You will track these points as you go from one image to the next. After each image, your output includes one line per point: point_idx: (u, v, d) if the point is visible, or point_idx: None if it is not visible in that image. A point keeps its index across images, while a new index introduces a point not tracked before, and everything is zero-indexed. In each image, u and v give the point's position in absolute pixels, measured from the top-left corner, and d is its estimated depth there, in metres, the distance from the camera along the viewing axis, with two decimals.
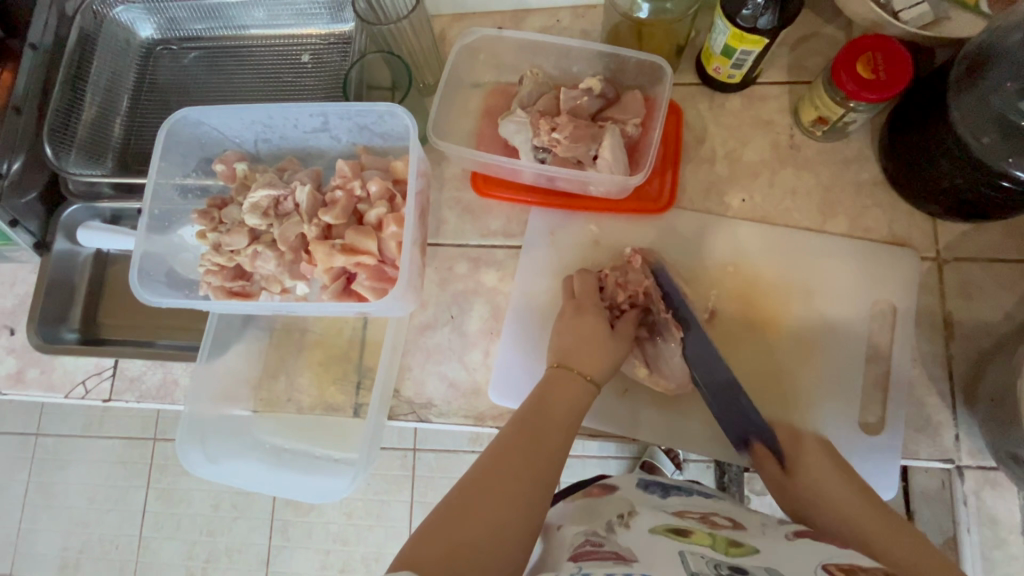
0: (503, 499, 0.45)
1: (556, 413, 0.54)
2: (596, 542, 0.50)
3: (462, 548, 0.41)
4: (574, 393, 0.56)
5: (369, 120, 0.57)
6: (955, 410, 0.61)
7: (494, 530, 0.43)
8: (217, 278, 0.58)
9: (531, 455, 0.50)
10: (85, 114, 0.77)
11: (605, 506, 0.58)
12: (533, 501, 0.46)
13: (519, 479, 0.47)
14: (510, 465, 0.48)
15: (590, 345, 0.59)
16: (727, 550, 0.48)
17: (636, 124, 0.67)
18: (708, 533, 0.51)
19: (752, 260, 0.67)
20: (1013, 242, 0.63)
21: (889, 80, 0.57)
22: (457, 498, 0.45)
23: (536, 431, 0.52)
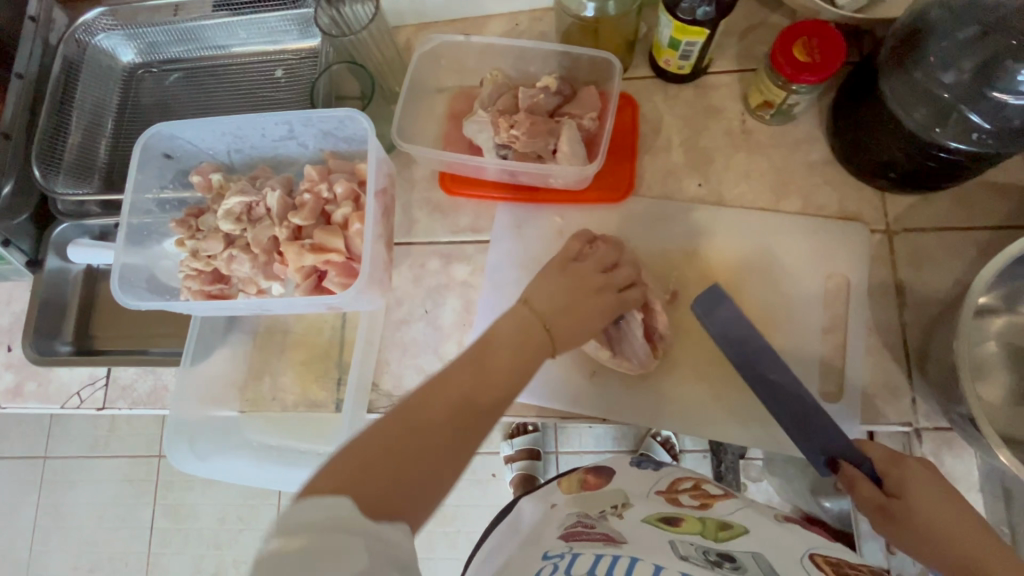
0: (440, 433, 0.45)
1: (510, 352, 0.53)
2: (588, 523, 0.52)
3: (393, 475, 0.41)
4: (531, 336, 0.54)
5: (332, 126, 0.61)
6: (910, 375, 0.63)
7: (428, 463, 0.43)
8: (196, 282, 0.61)
9: (477, 394, 0.49)
10: (71, 137, 0.81)
11: (598, 496, 0.59)
12: (468, 441, 0.46)
13: (460, 416, 0.47)
14: (453, 402, 0.47)
15: (561, 292, 0.58)
16: (717, 535, 0.49)
17: (592, 118, 0.70)
18: (699, 519, 0.52)
19: (711, 242, 0.69)
20: (958, 211, 0.66)
21: (824, 61, 0.60)
22: (396, 423, 0.44)
23: (490, 367, 0.51)
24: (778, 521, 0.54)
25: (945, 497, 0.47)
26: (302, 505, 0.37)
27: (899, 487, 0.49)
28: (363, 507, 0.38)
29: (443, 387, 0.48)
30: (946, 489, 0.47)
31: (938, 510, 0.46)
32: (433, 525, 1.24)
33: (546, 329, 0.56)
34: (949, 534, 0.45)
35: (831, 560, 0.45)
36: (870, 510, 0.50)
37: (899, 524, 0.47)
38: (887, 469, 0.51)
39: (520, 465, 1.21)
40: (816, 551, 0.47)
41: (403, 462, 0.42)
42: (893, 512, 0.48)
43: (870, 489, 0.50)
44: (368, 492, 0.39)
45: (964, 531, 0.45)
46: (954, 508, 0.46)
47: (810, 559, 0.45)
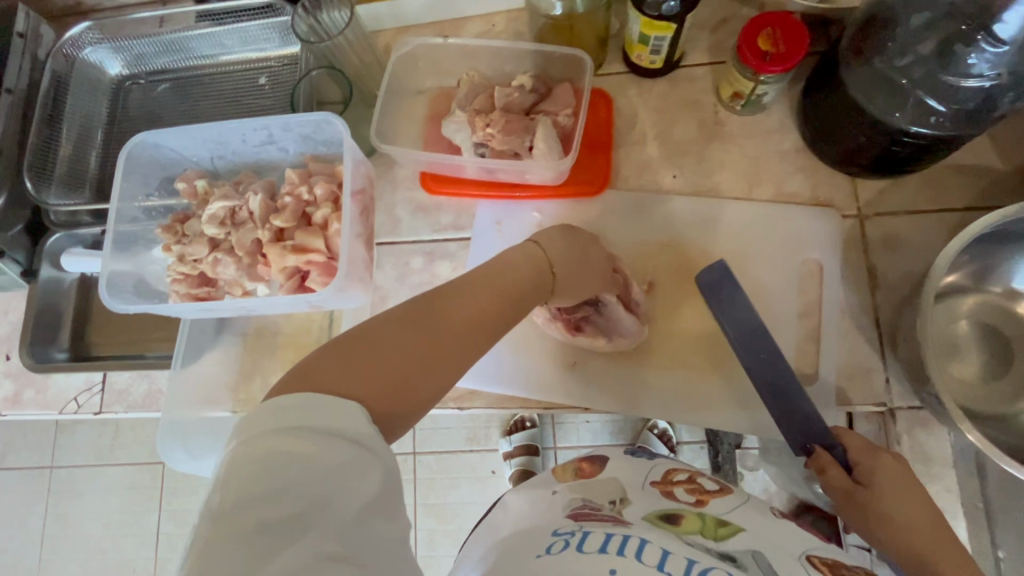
0: (441, 334, 0.45)
1: (514, 276, 0.53)
2: (594, 507, 0.54)
3: (391, 369, 0.41)
4: (534, 267, 0.56)
5: (310, 130, 0.62)
6: (884, 356, 0.64)
7: (425, 360, 0.43)
8: (183, 286, 0.63)
9: (481, 305, 0.49)
10: (62, 149, 0.83)
11: (598, 486, 0.59)
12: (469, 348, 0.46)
13: (465, 321, 0.47)
14: (458, 308, 0.47)
15: (565, 241, 0.61)
16: (716, 532, 0.50)
17: (566, 114, 0.72)
18: (697, 515, 0.52)
19: (687, 231, 0.71)
20: (928, 194, 0.67)
21: (788, 51, 0.61)
22: (400, 321, 0.44)
23: (497, 284, 0.51)
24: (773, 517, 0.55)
25: (914, 495, 0.51)
26: (299, 398, 0.38)
27: (872, 478, 0.53)
28: (358, 402, 0.39)
29: (448, 293, 0.48)
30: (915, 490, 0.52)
31: (906, 508, 0.51)
32: (434, 523, 1.25)
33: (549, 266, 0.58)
34: (907, 528, 0.50)
35: (828, 562, 0.46)
36: (838, 494, 0.54)
37: (865, 512, 0.52)
38: (861, 459, 0.54)
39: (519, 461, 1.22)
40: (815, 554, 0.48)
41: (402, 359, 0.42)
42: (860, 500, 0.52)
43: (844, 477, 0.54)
44: (367, 385, 0.40)
45: (921, 526, 0.50)
46: (916, 507, 0.51)
47: (807, 559, 0.46)
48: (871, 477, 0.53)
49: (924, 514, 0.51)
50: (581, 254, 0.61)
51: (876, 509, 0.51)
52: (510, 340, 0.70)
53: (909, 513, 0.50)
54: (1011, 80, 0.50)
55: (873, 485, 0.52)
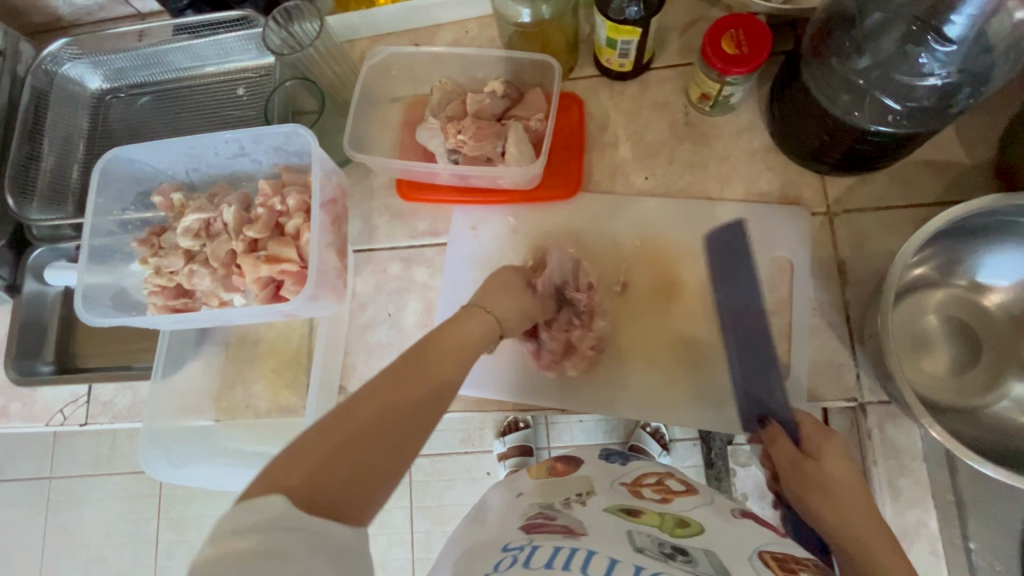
0: (387, 424, 0.44)
1: (458, 346, 0.53)
2: (549, 515, 0.53)
3: (339, 470, 0.40)
4: (480, 329, 0.56)
5: (281, 141, 0.63)
6: (854, 351, 0.65)
7: (370, 442, 0.42)
8: (160, 297, 0.64)
9: (425, 385, 0.48)
10: (44, 163, 0.85)
11: (568, 484, 0.60)
12: (417, 435, 0.46)
13: (410, 406, 0.46)
14: (402, 392, 0.46)
15: (506, 296, 0.61)
16: (674, 531, 0.50)
17: (538, 119, 0.73)
18: (658, 513, 0.53)
19: (658, 233, 0.71)
20: (895, 190, 0.68)
21: (751, 53, 0.62)
22: (342, 416, 0.43)
23: (434, 356, 0.51)
24: (734, 517, 0.55)
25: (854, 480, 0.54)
26: (247, 506, 0.36)
27: (819, 451, 0.57)
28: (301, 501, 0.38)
29: (391, 377, 0.47)
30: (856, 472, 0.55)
31: (844, 486, 0.53)
32: (430, 525, 1.26)
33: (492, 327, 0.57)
34: (839, 500, 0.53)
35: (778, 557, 0.46)
36: (786, 462, 0.58)
37: (804, 477, 0.56)
38: (812, 433, 0.58)
39: (512, 462, 1.22)
40: (766, 550, 0.48)
41: (343, 451, 0.41)
42: (804, 468, 0.56)
43: (791, 448, 0.58)
44: (306, 484, 0.39)
45: (853, 503, 0.52)
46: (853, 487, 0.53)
47: (759, 555, 0.46)
48: (817, 450, 0.57)
49: (861, 501, 0.52)
50: (519, 300, 0.61)
51: (814, 475, 0.55)
52: None
53: (844, 489, 0.53)
54: (962, 77, 0.53)
55: (818, 456, 0.56)
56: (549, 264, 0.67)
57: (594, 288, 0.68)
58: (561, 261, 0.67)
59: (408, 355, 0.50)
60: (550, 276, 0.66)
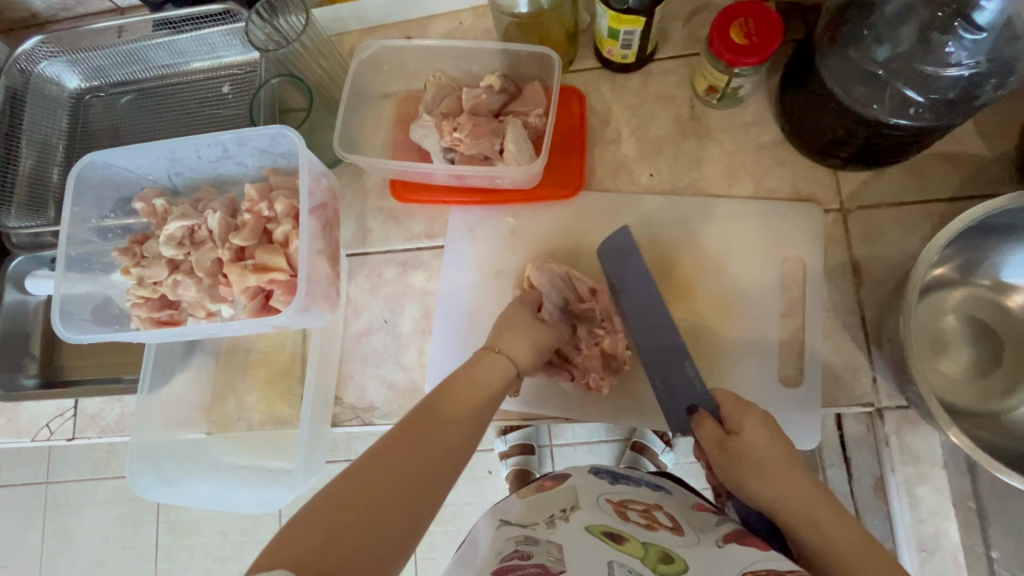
0: (399, 482, 0.42)
1: (470, 395, 0.52)
2: (524, 554, 0.50)
3: (349, 534, 0.38)
4: (495, 373, 0.55)
5: (266, 143, 0.60)
6: (870, 354, 0.62)
7: (382, 513, 0.40)
8: (144, 310, 0.61)
9: (438, 440, 0.47)
10: (22, 167, 0.81)
11: (551, 501, 0.60)
12: (432, 494, 0.44)
13: (424, 463, 0.45)
14: (413, 448, 0.45)
15: (519, 333, 0.59)
16: (656, 566, 0.48)
17: (537, 115, 0.69)
18: (642, 543, 0.51)
19: (664, 233, 0.68)
20: (911, 184, 0.65)
21: (762, 43, 0.59)
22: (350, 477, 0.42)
23: (447, 414, 0.49)
24: (718, 547, 0.52)
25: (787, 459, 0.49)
26: None
27: (741, 429, 0.51)
28: None
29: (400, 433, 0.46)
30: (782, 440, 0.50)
31: (773, 462, 0.49)
32: (432, 526, 1.24)
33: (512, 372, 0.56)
34: (775, 484, 0.48)
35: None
36: (710, 446, 0.53)
37: (731, 462, 0.51)
38: (732, 410, 0.53)
39: (515, 460, 1.17)
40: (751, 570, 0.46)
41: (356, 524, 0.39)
42: (729, 450, 0.51)
43: (715, 428, 0.53)
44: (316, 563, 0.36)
45: (799, 488, 0.47)
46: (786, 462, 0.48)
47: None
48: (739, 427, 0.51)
49: (799, 474, 0.48)
50: (535, 333, 0.60)
51: (740, 457, 0.50)
52: None
53: (778, 468, 0.48)
54: (991, 66, 0.50)
55: (742, 434, 0.51)
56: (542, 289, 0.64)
57: (598, 291, 0.64)
58: (552, 280, 0.64)
59: (417, 412, 0.49)
60: (550, 301, 0.64)
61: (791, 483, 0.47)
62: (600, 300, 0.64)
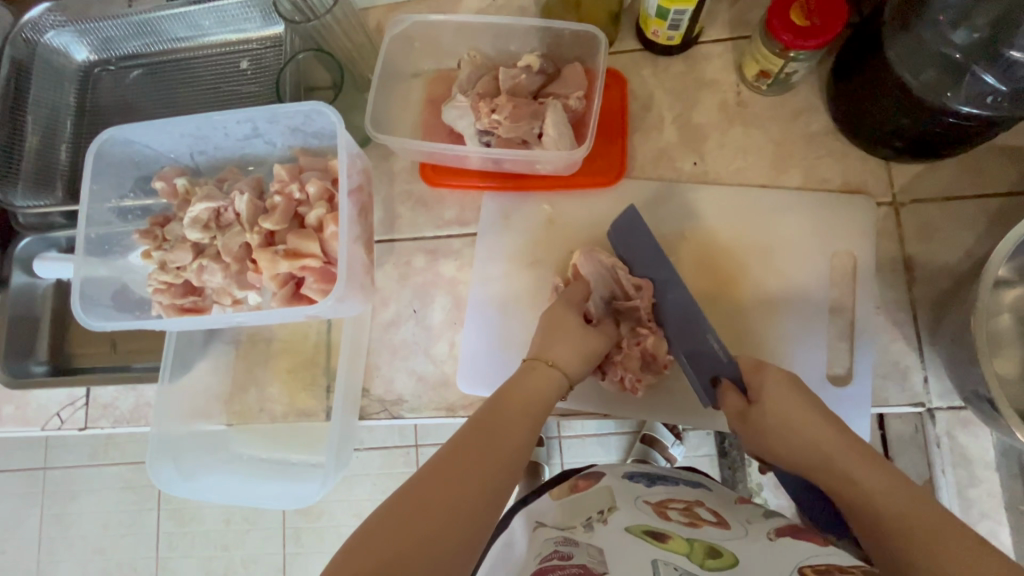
0: (455, 500, 0.42)
1: (517, 408, 0.52)
2: (564, 554, 0.47)
3: (408, 552, 0.38)
4: (542, 385, 0.54)
5: (299, 121, 0.56)
6: (922, 353, 0.61)
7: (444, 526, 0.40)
8: (167, 296, 0.58)
9: (490, 453, 0.46)
10: (29, 141, 0.77)
11: (587, 503, 0.56)
12: (488, 511, 0.43)
13: (478, 478, 0.44)
14: (466, 464, 0.45)
15: (563, 338, 0.57)
16: (704, 562, 0.44)
17: (578, 98, 0.66)
18: (687, 541, 0.47)
19: (708, 225, 0.66)
20: (967, 179, 0.63)
21: (824, 25, 0.55)
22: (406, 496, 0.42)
23: (501, 424, 0.49)
24: (771, 539, 0.47)
25: (796, 410, 0.51)
26: None
27: (761, 394, 0.53)
28: None
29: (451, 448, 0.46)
30: (803, 396, 0.51)
31: (798, 420, 0.50)
32: None
33: (562, 380, 0.56)
34: (805, 444, 0.49)
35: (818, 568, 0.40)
36: (734, 417, 0.55)
37: (758, 429, 0.52)
38: (751, 375, 0.55)
39: None
40: (807, 564, 0.41)
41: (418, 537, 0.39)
42: (752, 418, 0.53)
43: (736, 400, 0.55)
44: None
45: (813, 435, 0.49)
46: (813, 420, 0.50)
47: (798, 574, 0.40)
48: (759, 392, 0.53)
49: (814, 423, 0.49)
50: (583, 341, 0.58)
51: (765, 422, 0.51)
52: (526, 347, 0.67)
53: (807, 426, 0.49)
54: None
55: (763, 398, 0.53)
56: (587, 276, 0.62)
57: (644, 288, 0.61)
58: (597, 269, 0.62)
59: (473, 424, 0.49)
60: (597, 293, 0.62)
61: (818, 439, 0.49)
62: (645, 298, 0.61)
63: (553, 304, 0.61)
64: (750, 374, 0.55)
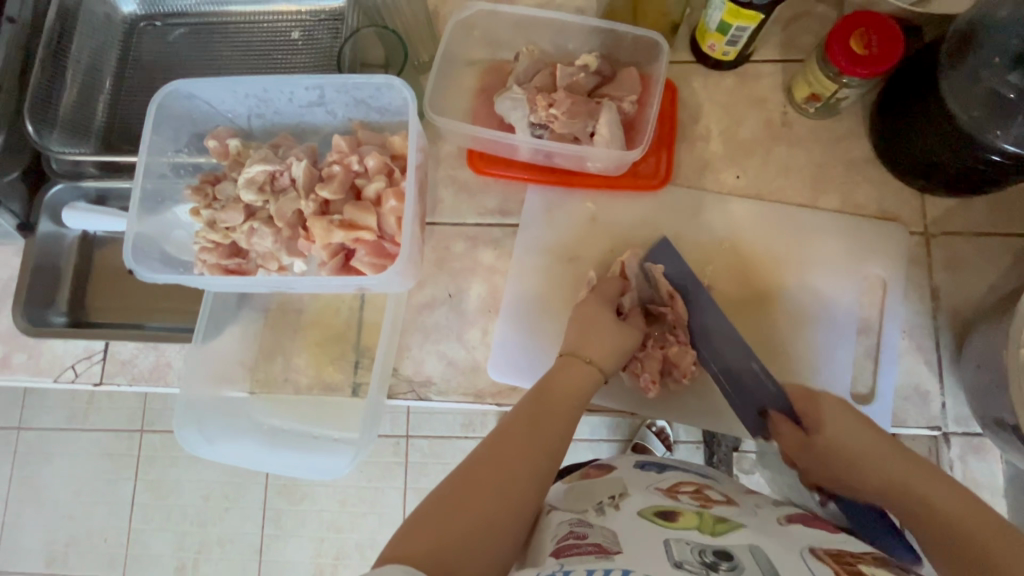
0: (500, 490, 0.45)
1: (557, 404, 0.54)
2: (580, 534, 0.49)
3: (457, 536, 0.42)
4: (581, 381, 0.56)
5: (366, 93, 0.57)
6: (942, 379, 0.63)
7: (489, 513, 0.44)
8: (212, 255, 0.57)
9: (532, 444, 0.49)
10: (66, 95, 0.75)
11: (596, 487, 0.57)
12: (528, 500, 0.46)
13: (521, 471, 0.47)
14: (511, 456, 0.48)
15: (598, 333, 0.59)
16: (714, 531, 0.47)
17: (632, 102, 0.67)
18: (695, 514, 0.50)
19: (746, 236, 0.68)
20: (997, 216, 0.65)
21: (881, 55, 0.58)
22: (457, 486, 0.45)
23: (542, 417, 0.52)
24: (780, 522, 0.49)
25: (859, 433, 0.53)
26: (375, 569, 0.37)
27: (817, 425, 0.56)
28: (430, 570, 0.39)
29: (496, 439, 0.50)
30: (861, 420, 0.54)
31: (862, 446, 0.52)
32: None
33: (598, 375, 0.57)
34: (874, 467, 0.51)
35: (834, 553, 0.43)
36: (797, 449, 0.57)
37: (821, 460, 0.54)
38: (805, 406, 0.57)
39: None
40: (819, 547, 0.43)
41: (464, 522, 0.43)
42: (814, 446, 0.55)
43: (796, 431, 0.58)
44: (433, 556, 0.40)
45: (880, 455, 0.51)
46: (877, 444, 0.52)
47: (810, 552, 0.43)
48: (817, 425, 0.56)
49: (881, 451, 0.52)
50: (618, 336, 0.59)
51: (827, 451, 0.54)
52: (559, 340, 0.67)
53: (871, 450, 0.52)
54: None
55: (821, 431, 0.55)
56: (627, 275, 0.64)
57: (677, 296, 0.63)
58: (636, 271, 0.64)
59: (514, 418, 0.52)
60: (631, 291, 0.64)
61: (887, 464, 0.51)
62: (677, 305, 0.63)
63: (584, 299, 0.62)
64: (804, 403, 0.58)
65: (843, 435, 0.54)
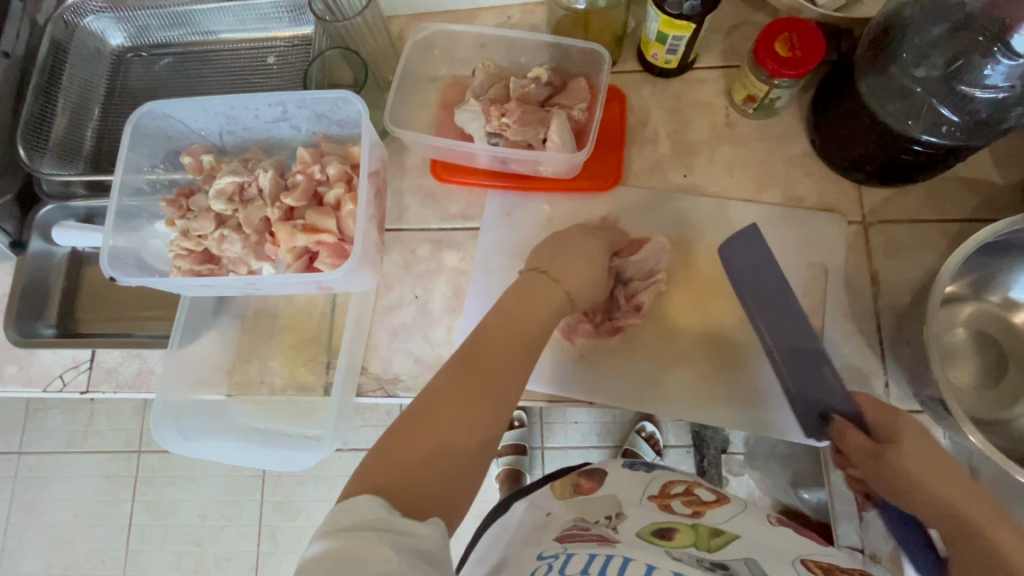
0: (463, 422, 0.48)
1: (522, 330, 0.55)
2: (584, 527, 0.54)
3: (420, 470, 0.45)
4: (545, 309, 0.57)
5: (326, 107, 0.61)
6: (884, 360, 0.66)
7: (449, 445, 0.47)
8: (186, 262, 0.61)
9: (490, 372, 0.51)
10: (57, 122, 0.80)
11: (593, 503, 0.59)
12: (489, 426, 0.49)
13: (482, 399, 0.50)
14: (470, 386, 0.50)
15: (581, 262, 0.62)
16: (710, 542, 0.50)
17: (581, 109, 0.72)
18: (692, 528, 0.53)
19: (694, 230, 0.71)
20: (930, 204, 0.69)
21: (804, 57, 0.62)
22: (417, 418, 0.48)
23: (503, 345, 0.53)
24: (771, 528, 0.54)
25: (931, 453, 0.53)
26: (346, 510, 0.41)
27: (893, 437, 0.55)
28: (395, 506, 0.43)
29: (453, 377, 0.51)
30: (934, 443, 0.54)
31: (932, 472, 0.52)
32: None
33: (568, 299, 0.60)
34: (936, 499, 0.51)
35: (823, 565, 0.45)
36: (861, 455, 0.56)
37: (887, 471, 0.54)
38: (880, 419, 0.57)
39: (507, 459, 1.21)
40: (810, 560, 0.46)
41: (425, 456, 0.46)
42: (884, 457, 0.54)
43: (862, 438, 0.56)
44: (397, 493, 0.43)
45: (950, 487, 0.51)
46: (953, 480, 0.51)
47: (801, 563, 0.46)
48: (892, 436, 0.55)
49: (957, 486, 0.51)
50: (593, 270, 0.63)
51: (898, 466, 0.53)
52: None
53: (941, 480, 0.51)
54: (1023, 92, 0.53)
55: (894, 445, 0.54)
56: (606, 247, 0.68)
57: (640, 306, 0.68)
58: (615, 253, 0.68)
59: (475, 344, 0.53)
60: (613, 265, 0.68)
61: (958, 500, 0.50)
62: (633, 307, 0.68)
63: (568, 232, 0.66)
64: (878, 416, 0.57)
65: (917, 460, 0.53)
